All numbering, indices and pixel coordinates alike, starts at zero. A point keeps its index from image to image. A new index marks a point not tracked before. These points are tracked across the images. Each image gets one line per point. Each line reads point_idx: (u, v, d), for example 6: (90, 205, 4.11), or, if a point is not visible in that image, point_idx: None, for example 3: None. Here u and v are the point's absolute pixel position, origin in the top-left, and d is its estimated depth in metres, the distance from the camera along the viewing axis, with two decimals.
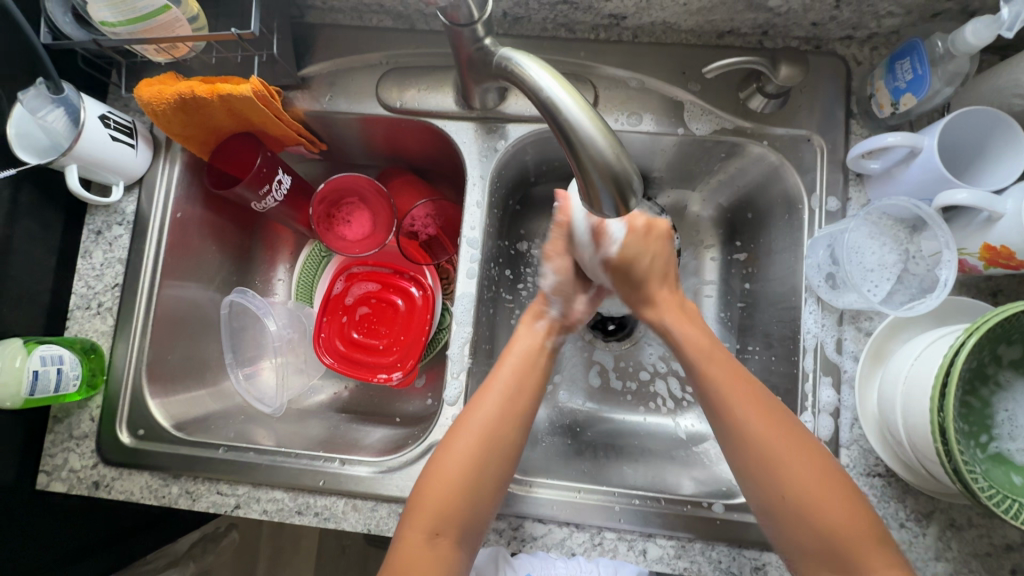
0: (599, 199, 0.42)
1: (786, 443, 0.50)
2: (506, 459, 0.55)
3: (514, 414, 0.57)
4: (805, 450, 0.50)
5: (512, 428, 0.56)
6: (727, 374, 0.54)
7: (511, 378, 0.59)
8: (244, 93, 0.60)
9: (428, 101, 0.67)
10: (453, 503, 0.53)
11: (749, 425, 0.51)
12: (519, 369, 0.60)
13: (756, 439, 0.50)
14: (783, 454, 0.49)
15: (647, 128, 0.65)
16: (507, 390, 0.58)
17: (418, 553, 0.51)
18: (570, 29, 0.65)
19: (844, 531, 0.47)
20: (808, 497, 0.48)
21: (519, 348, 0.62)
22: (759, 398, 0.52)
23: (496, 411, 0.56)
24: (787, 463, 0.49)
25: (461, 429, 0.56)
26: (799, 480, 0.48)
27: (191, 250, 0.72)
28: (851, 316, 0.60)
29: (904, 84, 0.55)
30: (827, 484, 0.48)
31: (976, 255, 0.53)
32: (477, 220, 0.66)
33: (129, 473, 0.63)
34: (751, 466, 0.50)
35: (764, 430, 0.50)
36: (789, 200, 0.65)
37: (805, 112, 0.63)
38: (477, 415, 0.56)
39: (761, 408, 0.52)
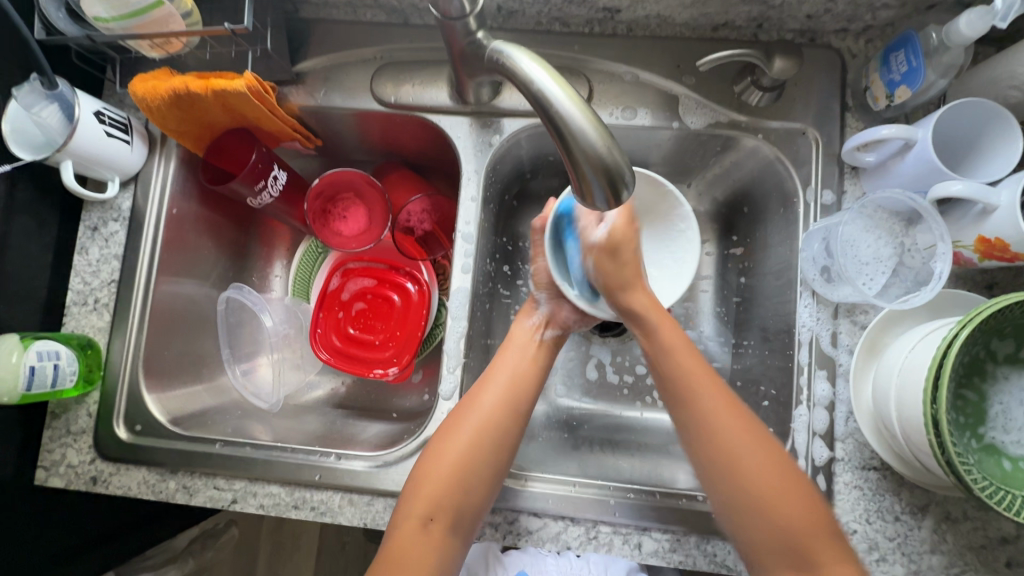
0: (592, 192, 0.42)
1: (738, 435, 0.52)
2: (504, 451, 0.56)
3: (513, 411, 0.58)
4: (761, 444, 0.52)
5: (512, 423, 0.57)
6: (690, 358, 0.57)
7: (509, 376, 0.60)
8: (239, 88, 0.60)
9: (423, 95, 0.67)
10: (448, 494, 0.53)
11: (712, 424, 0.53)
12: (516, 368, 0.61)
13: (719, 450, 0.52)
14: (743, 453, 0.51)
15: (642, 122, 0.64)
16: (506, 388, 0.59)
17: (412, 540, 0.52)
18: (564, 23, 0.65)
19: (804, 530, 0.48)
20: (767, 495, 0.50)
21: (517, 344, 0.64)
22: (717, 392, 0.55)
23: (493, 405, 0.57)
24: (746, 455, 0.51)
25: (458, 421, 0.57)
26: (755, 478, 0.50)
27: (187, 245, 0.72)
28: (846, 310, 0.59)
29: (899, 76, 0.55)
30: (787, 481, 0.50)
31: (971, 248, 0.53)
32: (472, 215, 0.66)
33: (127, 467, 0.63)
34: (704, 446, 0.53)
35: (720, 425, 0.53)
36: (784, 193, 0.64)
37: (800, 105, 0.62)
38: (477, 409, 0.57)
39: (718, 406, 0.54)
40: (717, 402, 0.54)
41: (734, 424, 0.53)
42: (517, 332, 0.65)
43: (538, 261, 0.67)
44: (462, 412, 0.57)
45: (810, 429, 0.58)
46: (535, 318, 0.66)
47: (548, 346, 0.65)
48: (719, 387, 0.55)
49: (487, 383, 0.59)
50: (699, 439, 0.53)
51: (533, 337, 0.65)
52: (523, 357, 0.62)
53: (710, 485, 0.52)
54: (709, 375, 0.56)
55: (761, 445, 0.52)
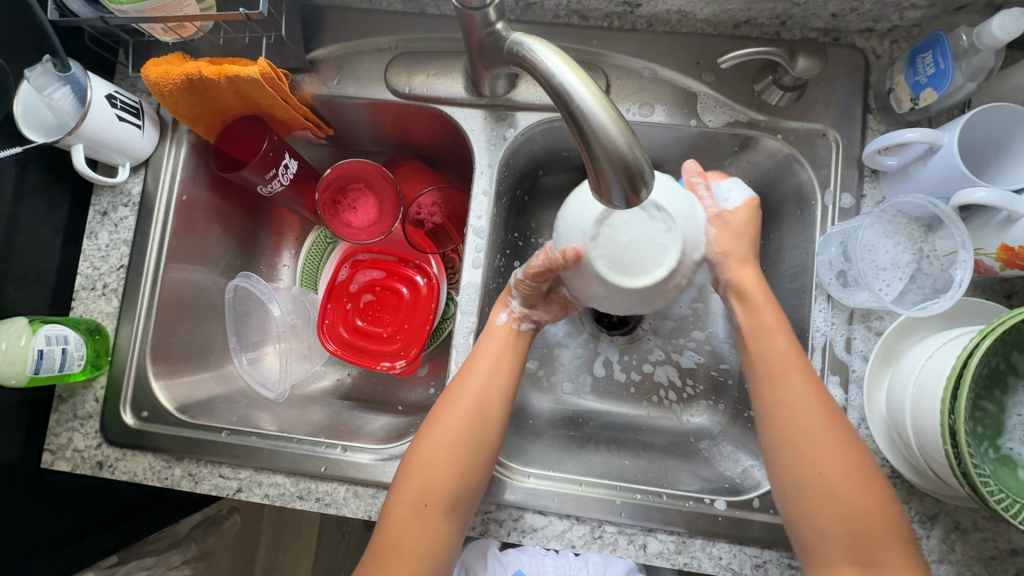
0: (609, 187, 0.41)
1: (815, 422, 0.51)
2: (492, 432, 0.55)
3: (496, 394, 0.57)
4: (839, 434, 0.50)
5: (497, 406, 0.56)
6: (780, 337, 0.55)
7: (493, 360, 0.59)
8: (252, 74, 0.59)
9: (438, 86, 0.66)
10: (440, 479, 0.53)
11: (796, 415, 0.51)
12: (501, 352, 0.60)
13: (793, 438, 0.51)
14: (823, 455, 0.50)
15: (659, 119, 0.63)
16: (489, 372, 0.58)
17: (405, 525, 0.52)
18: (583, 16, 0.64)
19: (878, 540, 0.47)
20: (839, 496, 0.48)
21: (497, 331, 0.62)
22: (802, 372, 0.53)
23: (477, 384, 0.57)
24: (824, 456, 0.49)
25: (444, 409, 0.56)
26: (830, 480, 0.49)
27: (196, 233, 0.72)
28: (861, 315, 0.59)
29: (925, 78, 0.54)
30: (864, 490, 0.48)
31: (992, 256, 0.52)
32: (484, 209, 0.65)
33: (133, 453, 0.63)
34: (781, 436, 0.52)
35: (799, 414, 0.51)
36: (802, 195, 0.63)
37: (820, 106, 0.61)
38: (459, 396, 0.56)
39: (804, 397, 0.52)
40: (808, 397, 0.52)
41: (818, 421, 0.51)
42: (501, 319, 0.62)
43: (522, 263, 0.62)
44: (445, 402, 0.57)
45: None
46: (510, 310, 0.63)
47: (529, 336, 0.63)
48: (801, 369, 0.54)
49: (474, 365, 0.59)
50: (772, 418, 0.53)
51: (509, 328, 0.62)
52: (507, 341, 0.61)
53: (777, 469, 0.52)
54: (807, 372, 0.53)
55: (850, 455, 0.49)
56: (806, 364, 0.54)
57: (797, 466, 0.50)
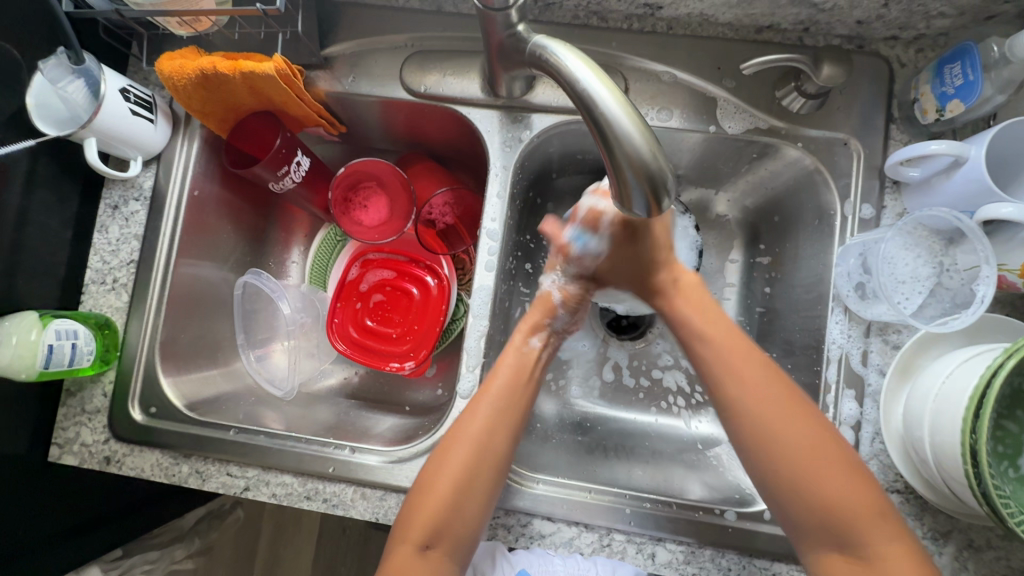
0: (631, 196, 0.41)
1: (762, 402, 0.49)
2: (496, 471, 0.53)
3: (504, 430, 0.55)
4: (788, 412, 0.49)
5: (502, 442, 0.54)
6: (730, 342, 0.53)
7: (500, 393, 0.56)
8: (267, 71, 0.59)
9: (453, 86, 0.65)
10: (443, 521, 0.51)
11: (742, 394, 0.50)
12: (509, 385, 0.57)
13: (748, 418, 0.49)
14: (783, 432, 0.48)
15: (677, 125, 0.63)
16: (500, 406, 0.56)
17: (407, 568, 0.50)
18: (603, 17, 0.63)
19: (850, 509, 0.45)
20: (800, 470, 0.47)
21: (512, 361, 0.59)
22: (744, 357, 0.52)
23: (483, 422, 0.54)
24: (779, 432, 0.48)
25: (451, 444, 0.54)
26: (790, 456, 0.47)
27: (207, 228, 0.71)
28: (878, 328, 0.58)
29: (952, 89, 0.53)
30: (828, 464, 0.47)
31: (1015, 272, 0.51)
32: (498, 211, 0.64)
33: (141, 450, 0.63)
34: (737, 420, 0.50)
35: (749, 393, 0.50)
36: (820, 205, 0.63)
37: (842, 114, 0.60)
38: (467, 430, 0.54)
39: (747, 376, 0.50)
40: (752, 372, 0.51)
41: (768, 391, 0.50)
42: (520, 347, 0.60)
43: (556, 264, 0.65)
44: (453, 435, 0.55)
45: None
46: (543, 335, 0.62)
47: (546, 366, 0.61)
48: (744, 352, 0.52)
49: (481, 400, 0.56)
50: (727, 398, 0.51)
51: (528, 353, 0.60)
52: (516, 375, 0.58)
53: (739, 448, 0.51)
54: (738, 342, 0.53)
55: (804, 428, 0.48)
56: (739, 335, 0.54)
57: (756, 446, 0.49)
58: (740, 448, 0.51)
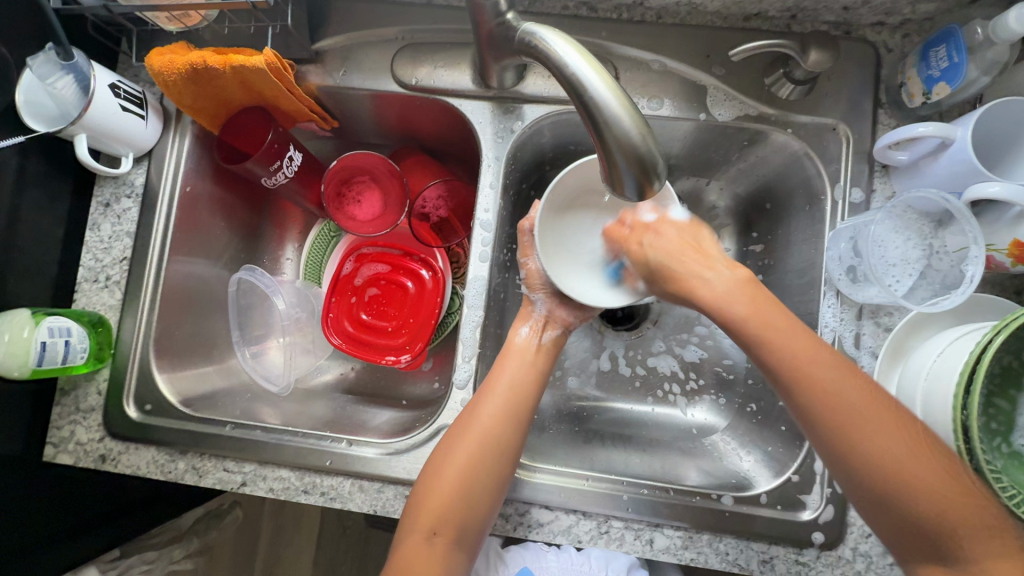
0: (622, 179, 0.41)
1: (836, 387, 0.45)
2: (503, 455, 0.54)
3: (511, 422, 0.55)
4: (864, 392, 0.45)
5: (508, 436, 0.55)
6: (787, 328, 0.48)
7: (507, 385, 0.58)
8: (258, 64, 0.58)
9: (445, 78, 0.65)
10: (452, 508, 0.52)
11: (797, 352, 0.46)
12: (512, 383, 0.58)
13: (832, 416, 0.44)
14: (866, 431, 0.43)
15: (668, 113, 0.63)
16: (504, 397, 0.57)
17: (417, 553, 0.50)
18: (592, 7, 0.64)
19: (950, 509, 0.40)
20: (887, 461, 0.42)
21: (516, 352, 0.61)
22: (805, 345, 0.47)
23: (491, 411, 0.56)
24: (866, 423, 0.43)
25: (454, 438, 0.55)
26: (886, 456, 0.42)
27: (199, 225, 0.71)
28: (870, 311, 0.58)
29: (938, 72, 0.54)
30: (924, 452, 0.42)
31: (1004, 252, 0.52)
32: (491, 202, 0.64)
33: (136, 447, 0.63)
34: (819, 423, 0.45)
35: (826, 383, 0.45)
36: (811, 190, 0.63)
37: (831, 99, 0.61)
38: (474, 422, 0.55)
39: (815, 361, 0.46)
40: (816, 356, 0.46)
41: (840, 384, 0.45)
42: (515, 340, 0.63)
43: (526, 264, 0.66)
44: (456, 429, 0.55)
45: None
46: (532, 322, 0.64)
47: (546, 351, 0.62)
48: (806, 336, 0.48)
49: (491, 389, 0.57)
50: (802, 396, 0.46)
51: (531, 344, 0.62)
52: (523, 367, 0.60)
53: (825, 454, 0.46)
54: (802, 334, 0.48)
55: (900, 425, 0.43)
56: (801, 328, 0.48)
57: (841, 444, 0.44)
58: (820, 445, 0.46)
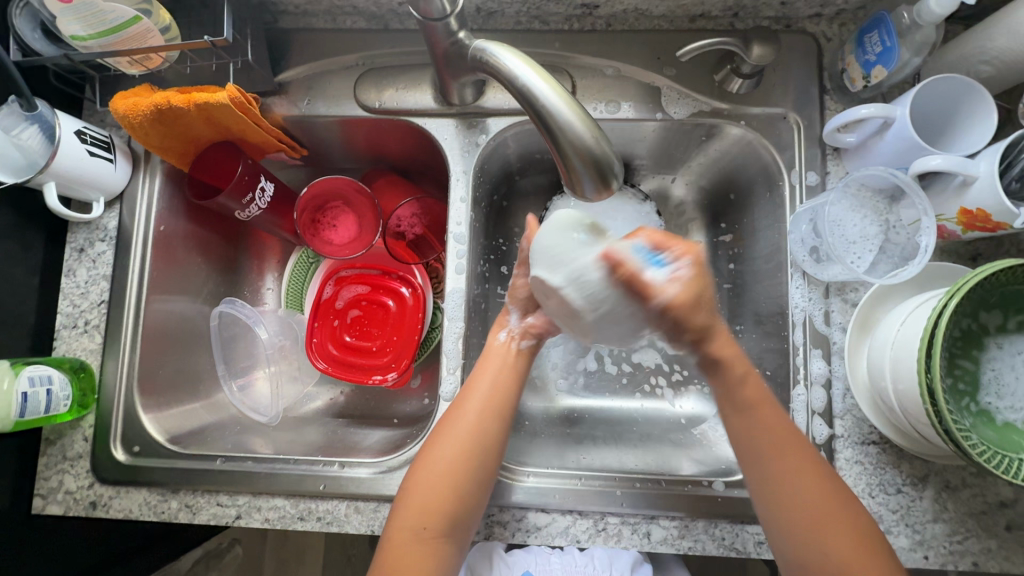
0: (580, 181, 0.45)
1: (808, 486, 0.50)
2: (496, 453, 0.55)
3: (499, 416, 0.57)
4: (828, 496, 0.49)
5: (494, 431, 0.56)
6: (774, 426, 0.52)
7: (494, 382, 0.58)
8: (221, 100, 0.60)
9: (408, 99, 0.67)
10: (438, 501, 0.53)
11: (777, 444, 0.51)
12: (498, 378, 0.59)
13: (797, 514, 0.49)
14: (824, 533, 0.48)
15: (626, 115, 0.65)
16: (492, 390, 0.58)
17: (408, 548, 0.51)
18: (544, 21, 0.66)
19: None
20: (836, 560, 0.47)
21: (496, 355, 0.61)
22: (782, 429, 0.52)
23: (480, 409, 0.56)
24: (824, 531, 0.48)
25: (444, 429, 0.56)
26: (831, 559, 0.48)
27: (176, 263, 0.71)
28: (837, 288, 0.60)
29: (874, 56, 0.56)
30: (864, 561, 0.47)
31: (954, 220, 0.54)
32: (463, 215, 0.65)
33: (127, 490, 0.62)
34: (778, 517, 0.50)
35: (796, 483, 0.50)
36: (769, 177, 0.65)
37: (779, 90, 0.63)
38: (462, 414, 0.56)
39: (789, 457, 0.51)
40: (795, 457, 0.51)
41: (805, 487, 0.50)
42: (493, 344, 0.62)
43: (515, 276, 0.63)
44: (448, 418, 0.57)
45: (809, 408, 0.59)
46: (510, 329, 0.62)
47: (527, 355, 0.61)
48: (786, 430, 0.52)
49: (479, 387, 0.58)
50: (768, 494, 0.50)
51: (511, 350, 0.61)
52: (507, 370, 0.59)
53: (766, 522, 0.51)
54: (786, 428, 0.52)
55: (855, 532, 0.48)
56: (799, 440, 0.52)
57: (798, 539, 0.49)
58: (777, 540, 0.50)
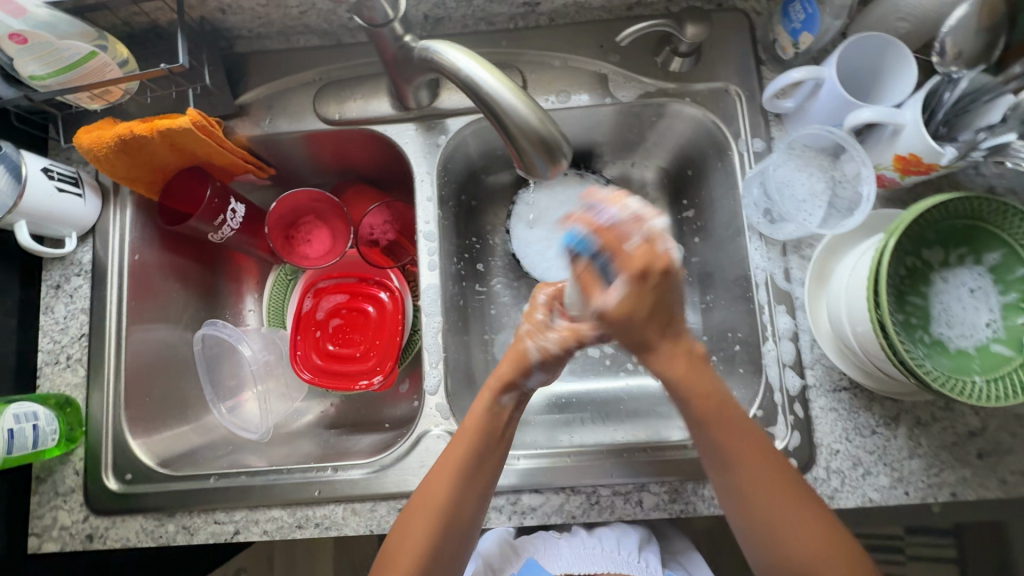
0: (532, 163, 0.47)
1: (785, 503, 0.49)
2: (462, 539, 0.53)
3: (467, 500, 0.53)
4: (808, 516, 0.48)
5: (462, 514, 0.53)
6: (742, 440, 0.49)
7: (462, 464, 0.53)
8: (183, 125, 0.61)
9: (366, 108, 0.69)
10: None
11: (739, 454, 0.49)
12: (471, 456, 0.53)
13: (774, 532, 0.49)
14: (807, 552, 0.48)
15: (577, 103, 0.68)
16: (460, 475, 0.53)
17: None
18: (490, 22, 0.69)
19: None
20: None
21: (476, 424, 0.55)
22: (753, 444, 0.50)
23: (452, 489, 0.53)
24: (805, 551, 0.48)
25: (410, 522, 0.53)
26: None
27: (154, 291, 0.72)
28: (793, 246, 0.63)
29: (799, 24, 0.60)
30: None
31: (891, 168, 0.57)
32: (430, 214, 0.67)
33: (123, 519, 0.62)
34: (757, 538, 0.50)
35: (773, 501, 0.49)
36: (719, 148, 0.68)
37: (718, 65, 0.67)
38: (428, 502, 0.53)
39: (765, 477, 0.49)
40: (768, 474, 0.49)
41: (782, 510, 0.49)
42: (480, 410, 0.55)
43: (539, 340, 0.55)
44: (413, 508, 0.54)
45: (780, 362, 0.61)
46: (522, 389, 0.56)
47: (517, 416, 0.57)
48: (759, 442, 0.50)
49: (453, 464, 0.53)
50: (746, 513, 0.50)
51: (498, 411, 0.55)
52: (483, 438, 0.54)
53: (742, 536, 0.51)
54: (759, 444, 0.50)
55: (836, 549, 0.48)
56: (769, 451, 0.50)
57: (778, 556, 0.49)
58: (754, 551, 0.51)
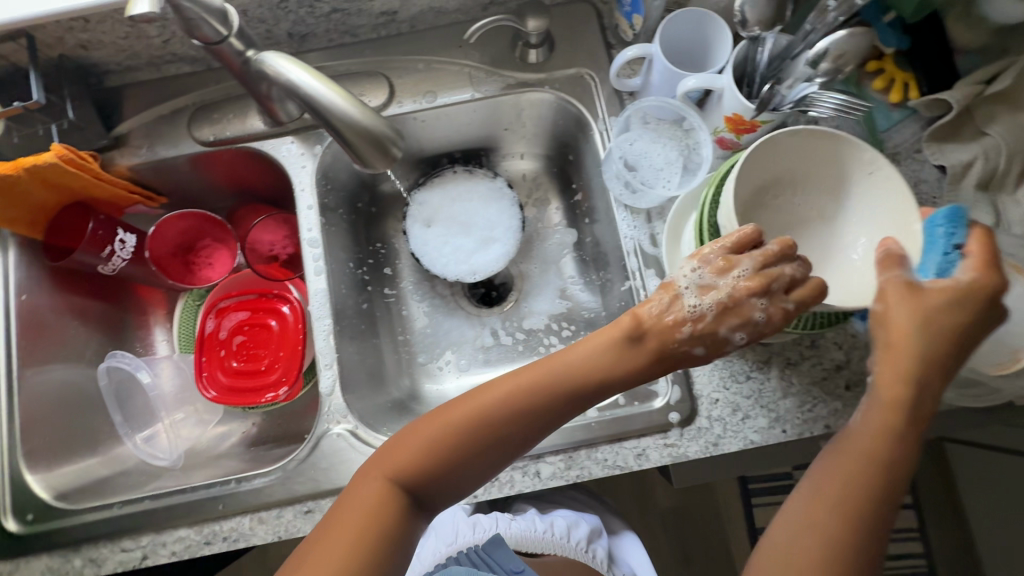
0: (367, 156, 0.52)
1: (868, 456, 0.43)
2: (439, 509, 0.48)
3: (489, 461, 0.48)
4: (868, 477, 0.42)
5: (475, 472, 0.48)
6: (895, 371, 0.43)
7: (514, 432, 0.48)
8: (48, 160, 0.62)
9: (242, 127, 0.71)
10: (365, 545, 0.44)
11: (881, 383, 0.43)
12: (519, 437, 0.48)
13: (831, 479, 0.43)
14: (836, 510, 0.42)
15: (444, 101, 0.71)
16: (505, 443, 0.48)
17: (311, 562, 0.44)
18: (354, 34, 0.72)
19: None
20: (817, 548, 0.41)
21: (549, 410, 0.49)
22: (890, 382, 0.43)
23: (509, 417, 0.48)
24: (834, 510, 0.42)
25: (423, 467, 0.47)
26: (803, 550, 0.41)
27: (49, 329, 0.72)
28: (658, 212, 0.66)
29: (628, 7, 0.64)
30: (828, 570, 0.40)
31: (726, 130, 0.59)
32: (313, 221, 0.70)
33: (26, 560, 0.61)
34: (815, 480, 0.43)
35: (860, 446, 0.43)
36: (584, 130, 0.72)
37: (570, 53, 0.71)
38: (456, 453, 0.47)
39: (873, 421, 0.44)
40: (877, 424, 0.44)
41: (859, 467, 0.43)
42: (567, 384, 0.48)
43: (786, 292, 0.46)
44: (436, 449, 0.47)
45: None
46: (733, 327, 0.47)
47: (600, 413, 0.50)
48: (894, 389, 0.43)
49: (574, 390, 0.48)
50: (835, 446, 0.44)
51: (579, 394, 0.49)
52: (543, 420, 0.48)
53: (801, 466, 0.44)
54: (892, 395, 0.43)
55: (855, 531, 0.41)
56: (900, 409, 0.43)
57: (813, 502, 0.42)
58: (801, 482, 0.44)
